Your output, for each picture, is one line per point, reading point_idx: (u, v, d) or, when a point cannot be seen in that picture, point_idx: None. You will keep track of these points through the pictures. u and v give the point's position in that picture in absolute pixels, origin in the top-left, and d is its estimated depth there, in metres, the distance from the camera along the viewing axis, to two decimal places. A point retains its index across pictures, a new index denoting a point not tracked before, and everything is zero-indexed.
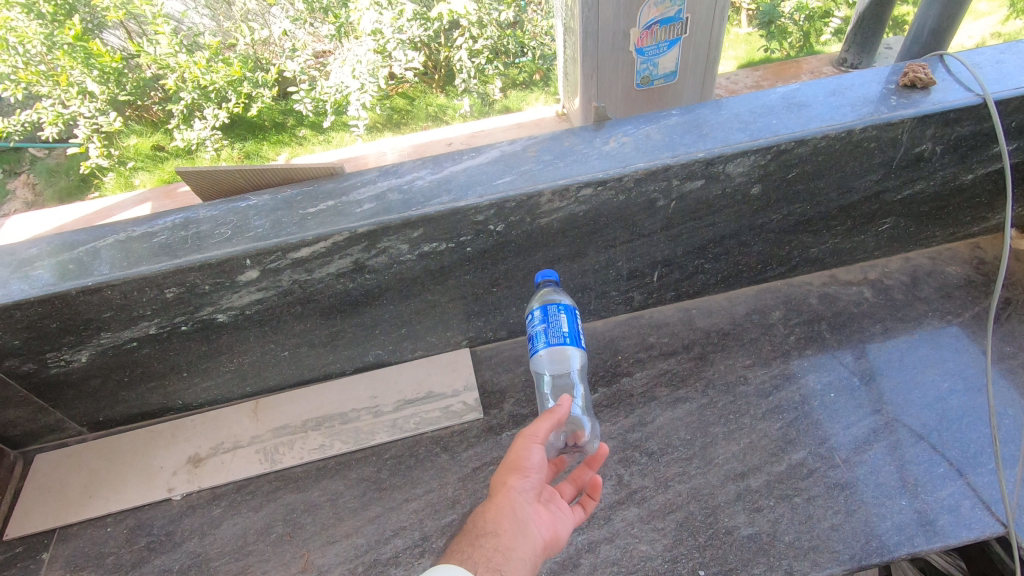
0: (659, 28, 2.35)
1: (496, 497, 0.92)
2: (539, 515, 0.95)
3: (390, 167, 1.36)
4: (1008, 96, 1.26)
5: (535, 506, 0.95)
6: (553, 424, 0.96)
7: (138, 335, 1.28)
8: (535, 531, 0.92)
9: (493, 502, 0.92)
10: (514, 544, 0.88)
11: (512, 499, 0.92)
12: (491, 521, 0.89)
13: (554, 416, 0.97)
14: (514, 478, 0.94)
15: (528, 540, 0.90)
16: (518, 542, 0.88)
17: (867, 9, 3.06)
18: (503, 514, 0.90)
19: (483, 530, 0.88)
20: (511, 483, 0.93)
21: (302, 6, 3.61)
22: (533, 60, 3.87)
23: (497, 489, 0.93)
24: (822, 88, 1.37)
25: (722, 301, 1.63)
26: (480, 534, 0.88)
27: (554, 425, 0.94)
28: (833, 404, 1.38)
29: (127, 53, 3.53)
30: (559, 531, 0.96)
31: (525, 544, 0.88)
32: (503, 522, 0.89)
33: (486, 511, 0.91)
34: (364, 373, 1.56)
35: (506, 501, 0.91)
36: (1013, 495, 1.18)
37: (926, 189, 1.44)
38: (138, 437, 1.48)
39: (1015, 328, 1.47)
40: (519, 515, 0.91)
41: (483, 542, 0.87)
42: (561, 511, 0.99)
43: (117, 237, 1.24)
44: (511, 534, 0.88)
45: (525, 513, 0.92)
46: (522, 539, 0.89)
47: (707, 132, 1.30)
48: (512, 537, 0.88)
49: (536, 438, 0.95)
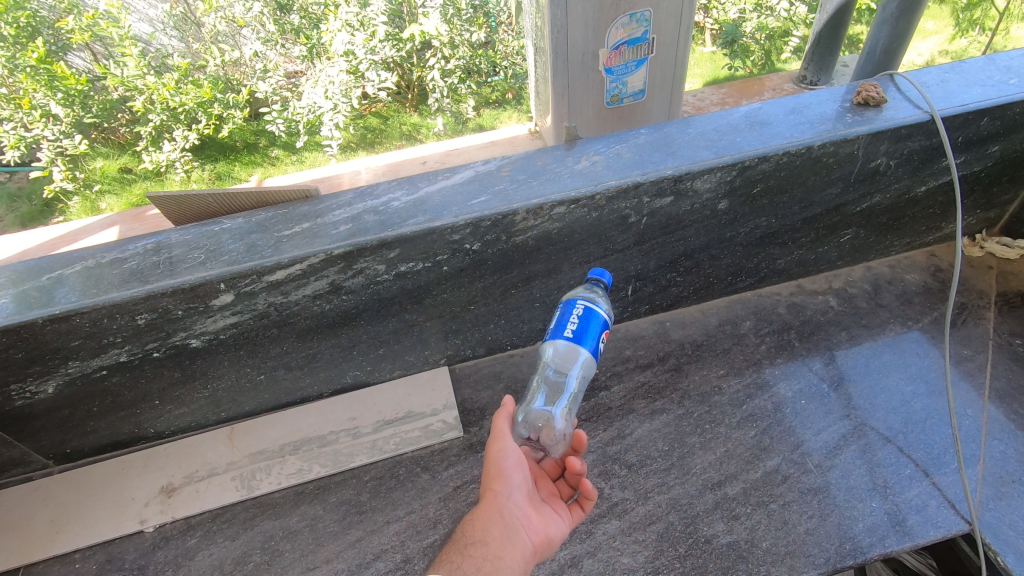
0: (626, 48, 2.42)
1: (481, 505, 0.96)
2: (528, 521, 0.98)
3: (365, 188, 1.36)
4: (953, 114, 1.34)
5: (522, 510, 0.99)
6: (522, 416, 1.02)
7: (108, 364, 1.25)
8: (524, 534, 0.96)
9: (478, 510, 0.95)
10: (505, 548, 0.91)
11: (497, 505, 0.96)
12: (479, 529, 0.92)
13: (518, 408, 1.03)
14: (496, 483, 0.98)
15: (518, 544, 0.93)
16: (505, 548, 0.91)
17: (822, 30, 3.20)
18: (491, 520, 0.93)
19: (472, 539, 0.91)
20: (494, 488, 0.98)
21: (273, 27, 3.64)
22: (505, 79, 3.99)
23: (482, 496, 0.97)
24: (782, 107, 1.43)
25: (694, 313, 1.67)
26: (470, 542, 0.91)
27: (507, 420, 1.01)
28: (804, 411, 1.41)
29: (92, 75, 3.54)
30: (550, 533, 1.00)
31: (513, 549, 0.91)
32: (491, 528, 0.92)
33: (473, 519, 0.94)
34: (343, 395, 1.55)
35: (491, 507, 0.96)
36: (975, 493, 1.23)
37: (883, 201, 1.51)
38: (108, 469, 1.43)
39: (971, 332, 1.54)
40: (506, 520, 0.95)
41: (474, 550, 0.90)
42: (550, 516, 1.03)
43: (85, 264, 1.22)
44: (498, 539, 0.91)
45: (511, 517, 0.96)
46: (512, 543, 0.92)
47: (675, 150, 1.34)
48: (503, 542, 0.92)
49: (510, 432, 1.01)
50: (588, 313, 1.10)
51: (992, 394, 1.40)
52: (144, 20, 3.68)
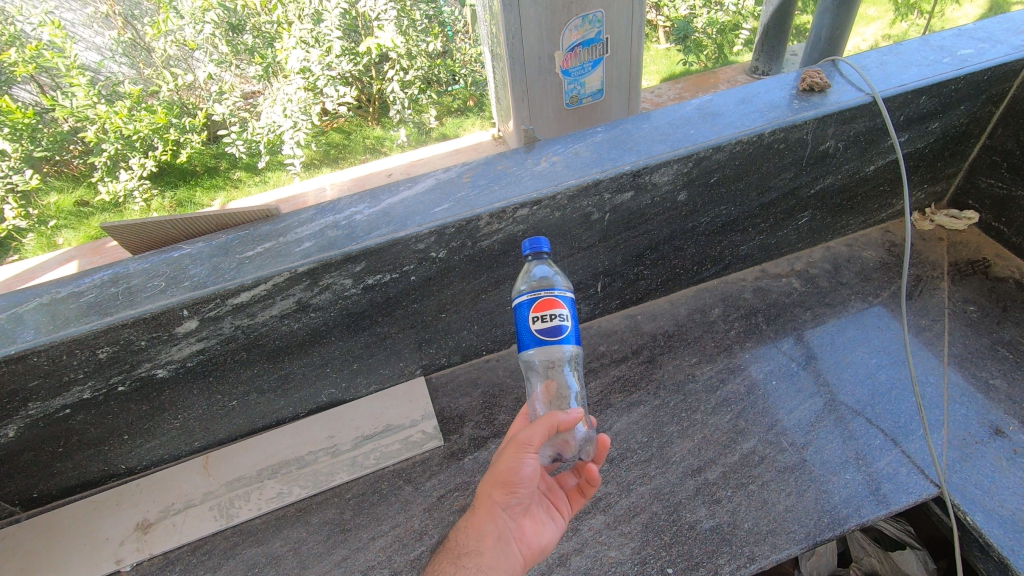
0: (581, 49, 2.45)
1: (478, 511, 0.95)
2: (521, 529, 0.99)
3: (326, 203, 1.35)
4: (893, 94, 1.39)
5: (517, 518, 0.99)
6: (548, 432, 0.92)
7: (71, 402, 1.21)
8: (515, 547, 0.97)
9: (475, 515, 0.95)
10: (496, 560, 0.93)
11: (494, 515, 0.95)
12: (474, 539, 0.94)
13: (547, 423, 0.93)
14: (500, 493, 0.94)
15: (509, 557, 0.95)
16: (498, 561, 0.93)
17: (770, 21, 3.32)
18: (485, 530, 0.94)
19: (468, 548, 0.94)
20: (496, 496, 0.95)
21: (226, 48, 3.57)
22: (465, 87, 4.04)
23: (482, 501, 0.95)
24: (732, 97, 1.47)
25: (664, 304, 1.70)
26: (464, 553, 0.93)
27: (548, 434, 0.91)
28: (776, 391, 1.45)
29: (40, 108, 3.52)
30: (541, 542, 1.01)
31: (505, 563, 0.94)
32: (485, 539, 0.94)
33: (469, 525, 0.95)
34: (319, 414, 1.53)
35: (489, 517, 0.94)
36: (942, 457, 1.27)
37: (835, 182, 1.56)
38: (79, 510, 1.39)
39: (928, 303, 1.60)
40: (500, 531, 0.95)
41: (466, 561, 0.93)
42: (545, 520, 1.04)
43: (41, 300, 1.19)
44: (492, 551, 0.93)
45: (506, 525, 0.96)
46: (504, 554, 0.94)
47: (633, 145, 1.37)
48: (495, 554, 0.93)
49: (530, 446, 0.92)
50: (537, 300, 1.01)
51: (951, 360, 1.46)
52: (91, 48, 3.64)
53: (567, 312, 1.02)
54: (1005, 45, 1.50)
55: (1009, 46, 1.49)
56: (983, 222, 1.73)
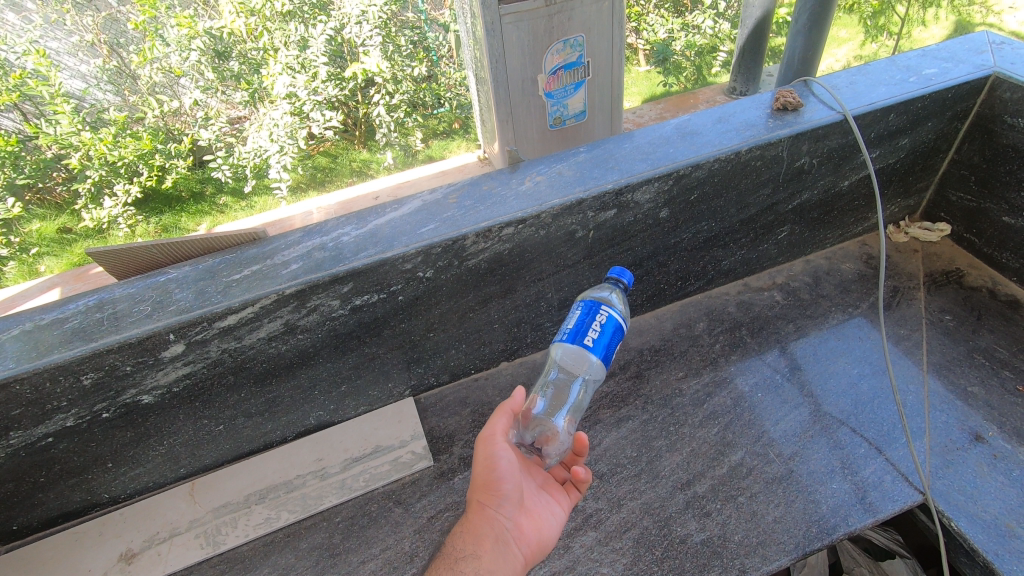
0: (563, 72, 2.52)
1: (471, 517, 0.98)
2: (518, 526, 1.00)
3: (313, 226, 1.36)
4: (863, 113, 1.45)
5: (513, 516, 1.00)
6: (507, 420, 1.02)
7: (54, 430, 1.19)
8: (514, 545, 0.97)
9: (470, 521, 0.97)
10: (496, 561, 0.93)
11: (487, 517, 0.97)
12: (470, 543, 0.94)
13: (503, 411, 1.02)
14: (487, 493, 0.98)
15: (510, 556, 0.95)
16: (499, 560, 0.93)
17: (746, 43, 3.42)
18: (480, 534, 0.95)
19: (464, 552, 0.93)
20: (485, 498, 0.98)
21: (212, 75, 3.61)
22: (451, 110, 4.11)
23: (473, 506, 0.99)
24: (708, 117, 1.51)
25: (650, 320, 1.72)
26: (460, 557, 0.93)
27: (508, 418, 1.01)
28: (762, 403, 1.47)
29: (23, 135, 3.54)
30: (541, 537, 1.02)
31: (506, 561, 0.94)
32: (482, 542, 0.94)
33: (464, 532, 0.96)
34: (307, 437, 1.52)
35: (481, 520, 0.97)
36: (925, 464, 1.29)
37: (812, 197, 1.61)
38: (59, 542, 1.35)
39: (906, 313, 1.63)
40: (497, 531, 0.96)
41: (463, 565, 0.92)
42: (542, 516, 1.05)
43: (24, 328, 1.18)
44: (490, 551, 0.93)
45: (501, 523, 0.98)
46: (504, 552, 0.95)
47: (615, 165, 1.40)
48: (495, 555, 0.93)
49: (497, 435, 0.99)
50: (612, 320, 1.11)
51: (930, 368, 1.49)
52: (76, 76, 3.67)
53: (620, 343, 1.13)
54: (967, 64, 1.57)
55: (971, 65, 1.56)
56: (955, 234, 1.78)
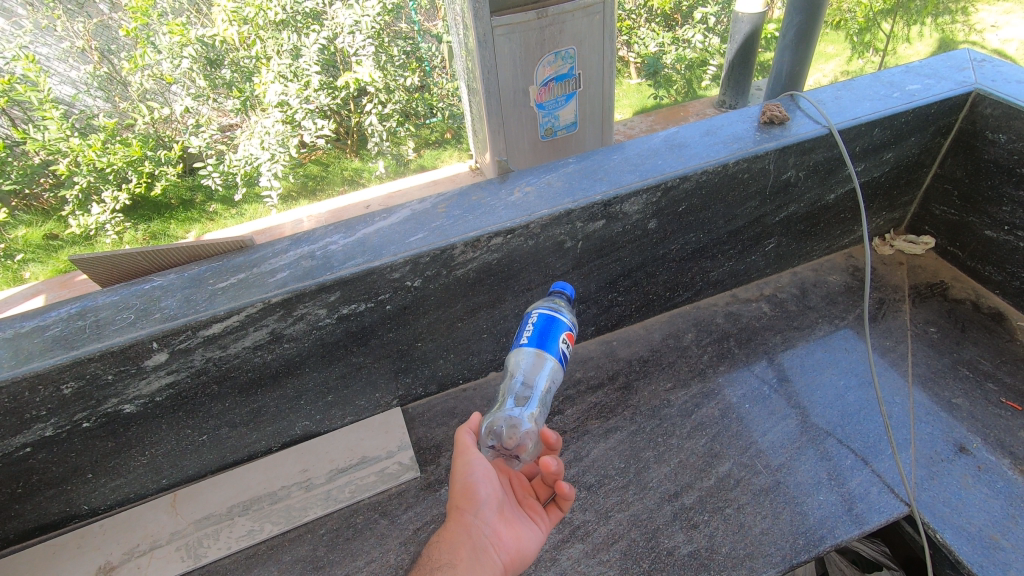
0: (555, 84, 2.53)
1: (449, 525, 0.98)
2: (498, 533, 0.99)
3: (300, 234, 1.36)
4: (848, 127, 1.47)
5: (492, 523, 1.00)
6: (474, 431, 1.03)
7: (31, 440, 1.17)
8: (492, 553, 0.96)
9: (449, 529, 0.97)
10: (472, 568, 0.93)
11: (465, 525, 0.98)
12: (447, 552, 0.94)
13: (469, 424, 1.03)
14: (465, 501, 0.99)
15: (487, 564, 0.95)
16: (475, 568, 0.93)
17: (734, 58, 3.47)
18: (457, 543, 0.95)
19: (440, 562, 0.93)
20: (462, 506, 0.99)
21: (204, 82, 3.59)
22: (443, 120, 4.13)
23: (452, 515, 0.99)
24: (696, 129, 1.53)
25: (639, 330, 1.72)
26: (438, 566, 0.93)
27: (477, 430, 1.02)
28: (750, 414, 1.47)
29: (11, 140, 3.50)
30: (521, 547, 1.00)
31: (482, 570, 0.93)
32: (458, 551, 0.94)
33: (442, 540, 0.96)
34: (293, 448, 1.50)
35: (459, 528, 0.97)
36: (911, 475, 1.30)
37: (799, 210, 1.62)
38: (35, 554, 1.32)
39: (891, 325, 1.65)
40: (473, 540, 0.96)
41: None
42: (523, 524, 1.04)
43: (4, 335, 1.16)
44: (466, 560, 0.93)
45: (478, 532, 0.98)
46: (481, 560, 0.94)
47: (604, 175, 1.41)
48: (470, 564, 0.93)
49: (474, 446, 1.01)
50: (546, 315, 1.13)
51: (916, 380, 1.50)
52: (66, 82, 3.64)
53: (571, 349, 1.15)
54: (949, 80, 1.60)
55: (953, 82, 1.59)
56: (939, 247, 1.81)
